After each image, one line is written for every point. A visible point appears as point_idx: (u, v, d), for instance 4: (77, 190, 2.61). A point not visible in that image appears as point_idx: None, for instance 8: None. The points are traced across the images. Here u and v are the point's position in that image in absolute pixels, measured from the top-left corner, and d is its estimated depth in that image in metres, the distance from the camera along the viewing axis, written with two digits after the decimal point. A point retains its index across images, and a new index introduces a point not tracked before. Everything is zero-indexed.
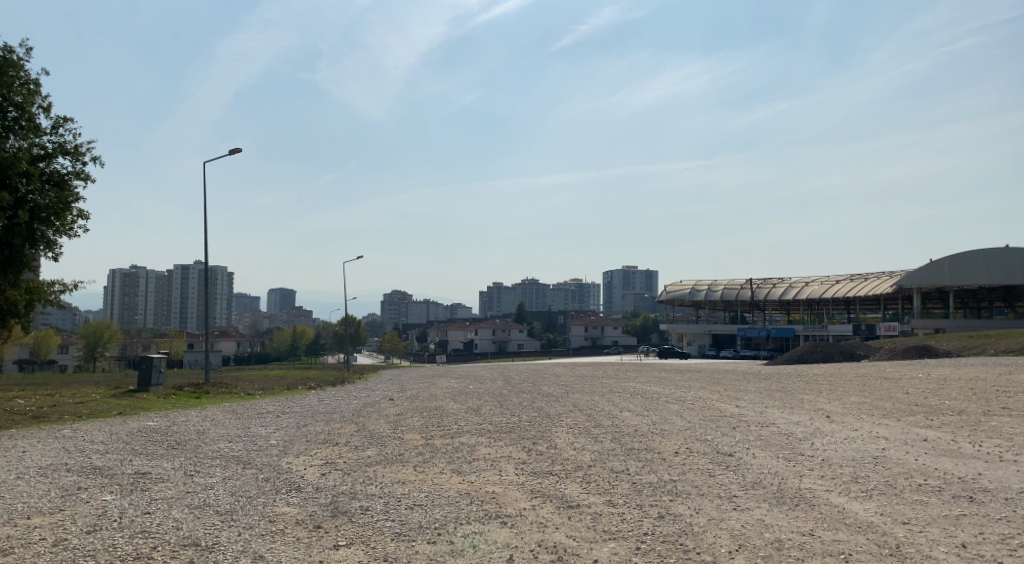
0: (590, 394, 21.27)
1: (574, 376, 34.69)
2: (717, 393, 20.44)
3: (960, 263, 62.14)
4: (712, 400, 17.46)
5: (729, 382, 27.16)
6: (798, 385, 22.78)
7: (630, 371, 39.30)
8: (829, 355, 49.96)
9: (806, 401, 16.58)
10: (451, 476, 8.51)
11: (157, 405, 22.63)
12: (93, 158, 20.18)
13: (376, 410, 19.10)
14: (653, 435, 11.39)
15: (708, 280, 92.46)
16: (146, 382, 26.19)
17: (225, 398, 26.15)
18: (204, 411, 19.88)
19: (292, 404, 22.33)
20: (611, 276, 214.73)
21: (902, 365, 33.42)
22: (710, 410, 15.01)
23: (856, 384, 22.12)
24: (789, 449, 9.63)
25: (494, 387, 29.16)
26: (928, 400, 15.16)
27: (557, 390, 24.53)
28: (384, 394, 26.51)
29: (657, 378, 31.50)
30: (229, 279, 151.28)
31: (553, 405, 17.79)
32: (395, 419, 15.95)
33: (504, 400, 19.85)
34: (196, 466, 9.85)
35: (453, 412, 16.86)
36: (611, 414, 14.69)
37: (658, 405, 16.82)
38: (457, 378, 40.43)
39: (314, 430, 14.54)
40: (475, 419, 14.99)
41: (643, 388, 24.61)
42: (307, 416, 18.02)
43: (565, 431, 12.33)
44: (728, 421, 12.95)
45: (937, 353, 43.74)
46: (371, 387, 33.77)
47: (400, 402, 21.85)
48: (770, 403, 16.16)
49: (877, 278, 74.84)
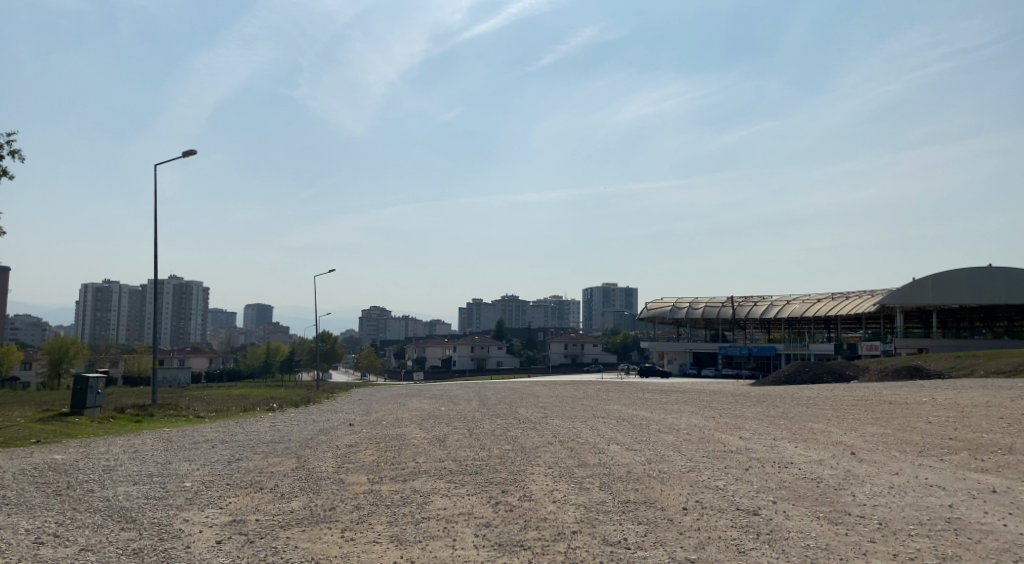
0: (571, 420, 19.09)
1: (553, 397, 32.51)
2: (710, 420, 18.29)
3: (943, 282, 60.89)
4: (709, 431, 15.30)
5: (719, 405, 25.11)
6: (795, 410, 20.72)
7: (614, 392, 37.21)
8: (818, 376, 48.18)
9: (818, 431, 14.48)
10: (386, 551, 6.25)
11: (88, 432, 20.12)
12: (15, 151, 17.91)
13: (326, 439, 16.77)
14: (652, 480, 9.26)
15: (689, 298, 90.93)
16: (79, 405, 23.60)
17: (170, 423, 23.66)
18: (133, 440, 17.42)
19: (237, 431, 19.82)
20: (592, 293, 214.43)
21: (899, 387, 31.55)
22: (710, 444, 12.88)
23: (860, 410, 20.17)
24: (829, 504, 7.51)
25: (468, 409, 26.98)
26: (960, 432, 13.11)
27: (535, 414, 22.41)
28: (344, 420, 24.05)
29: (640, 401, 29.34)
30: (204, 293, 147.21)
31: (528, 433, 15.64)
32: (344, 454, 13.59)
33: (474, 428, 17.57)
34: (62, 527, 7.51)
35: (413, 443, 14.62)
36: (597, 449, 12.50)
37: (647, 435, 14.69)
38: (431, 398, 38.28)
39: (244, 469, 12.17)
40: (436, 453, 12.73)
41: (627, 413, 22.42)
42: (246, 446, 15.67)
43: (542, 472, 10.13)
44: (737, 459, 10.89)
45: (928, 374, 42.15)
46: (335, 409, 31.32)
47: (357, 429, 19.50)
48: (776, 435, 14.08)
49: (859, 297, 73.51)
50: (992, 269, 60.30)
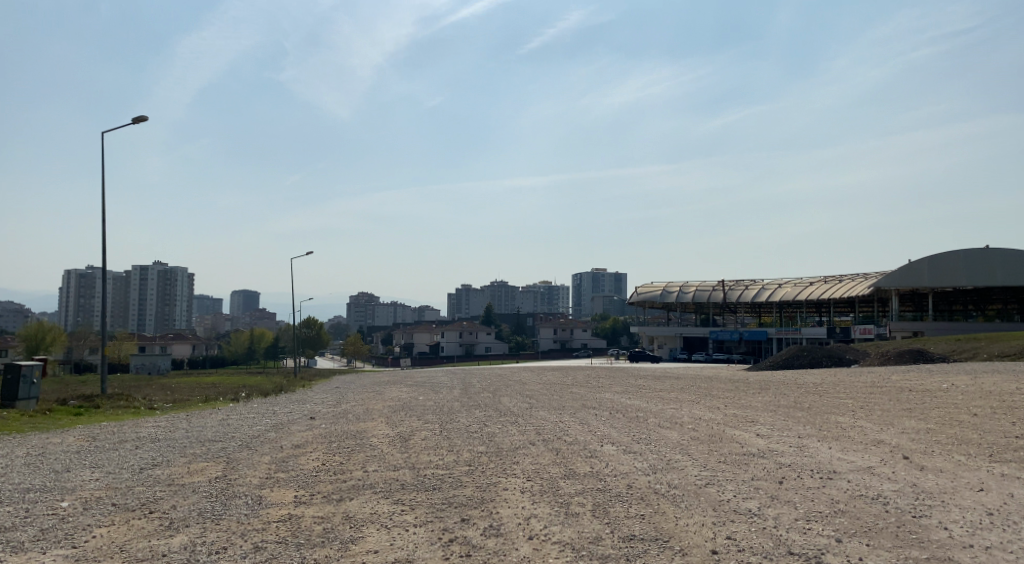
0: (559, 412, 16.89)
1: (540, 384, 30.31)
2: (716, 411, 16.04)
3: (938, 265, 58.90)
4: (719, 425, 13.06)
5: (720, 393, 22.89)
6: (808, 398, 18.48)
7: (605, 377, 35.08)
8: (816, 360, 46.22)
9: (850, 427, 12.21)
10: None
11: (11, 427, 17.77)
12: None
13: (275, 438, 14.38)
14: (662, 501, 6.99)
15: (680, 282, 88.87)
16: (11, 397, 21.21)
17: (113, 417, 21.23)
18: (49, 439, 14.92)
19: (179, 426, 17.44)
20: (581, 279, 213.06)
21: (909, 372, 29.54)
22: (727, 444, 10.63)
23: (880, 398, 18.05)
24: (922, 547, 5.25)
25: (448, 399, 24.72)
26: (1021, 429, 10.93)
27: (518, 404, 20.19)
28: (307, 412, 21.75)
29: (634, 387, 27.13)
30: (189, 279, 143.71)
31: (509, 430, 13.36)
32: (283, 458, 11.27)
33: (446, 423, 15.22)
34: None
35: (371, 443, 12.41)
36: (588, 452, 10.19)
37: (647, 433, 12.45)
38: (412, 385, 36.04)
39: (153, 479, 9.81)
40: (391, 459, 10.39)
41: (620, 402, 20.13)
42: (173, 447, 13.30)
43: (518, 489, 7.83)
44: (765, 467, 8.64)
45: (931, 358, 40.19)
46: (306, 398, 29.22)
47: (315, 424, 17.09)
48: (802, 431, 11.89)
49: (853, 280, 71.63)
50: (989, 250, 58.39)
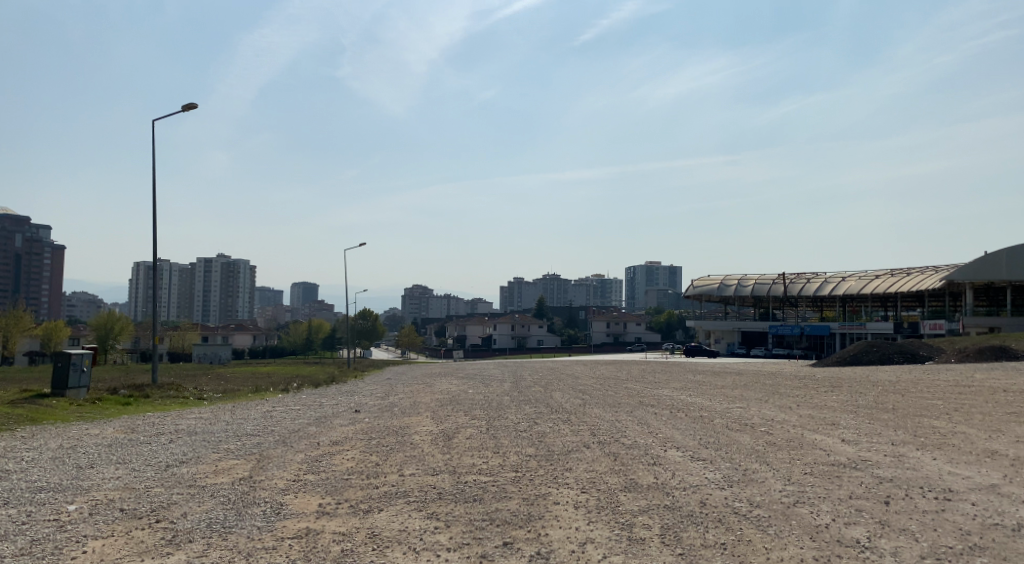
0: (615, 410, 15.66)
1: (593, 379, 29.19)
2: (789, 411, 14.64)
3: (1018, 258, 55.17)
4: (797, 428, 11.69)
5: (787, 392, 21.29)
6: (890, 399, 16.77)
7: (661, 374, 33.66)
8: (887, 356, 43.76)
9: (954, 434, 10.67)
10: None
11: (57, 417, 17.52)
12: None
13: (314, 434, 13.60)
14: (748, 525, 5.80)
15: (738, 275, 86.22)
16: (61, 386, 21.02)
17: (160, 407, 20.92)
18: (87, 430, 14.50)
19: (221, 418, 16.91)
20: (634, 272, 210.37)
21: (993, 372, 27.39)
22: (812, 452, 9.27)
23: (972, 399, 16.25)
24: None
25: (496, 393, 23.81)
26: None
27: (570, 400, 19.02)
28: (351, 405, 21.12)
29: (694, 384, 25.76)
30: (250, 272, 146.65)
31: (561, 429, 12.25)
32: (316, 456, 10.42)
33: (494, 420, 14.21)
34: None
35: (411, 442, 11.47)
36: (651, 458, 9.04)
37: (715, 437, 11.16)
38: (462, 378, 35.40)
39: (174, 478, 9.04)
40: (432, 460, 9.45)
41: (680, 401, 18.67)
42: (207, 442, 12.62)
43: (572, 503, 6.69)
44: (864, 482, 7.34)
45: (1013, 356, 37.51)
46: (355, 390, 28.62)
47: (358, 418, 16.30)
48: (894, 437, 10.49)
49: (922, 273, 68.04)
50: None
